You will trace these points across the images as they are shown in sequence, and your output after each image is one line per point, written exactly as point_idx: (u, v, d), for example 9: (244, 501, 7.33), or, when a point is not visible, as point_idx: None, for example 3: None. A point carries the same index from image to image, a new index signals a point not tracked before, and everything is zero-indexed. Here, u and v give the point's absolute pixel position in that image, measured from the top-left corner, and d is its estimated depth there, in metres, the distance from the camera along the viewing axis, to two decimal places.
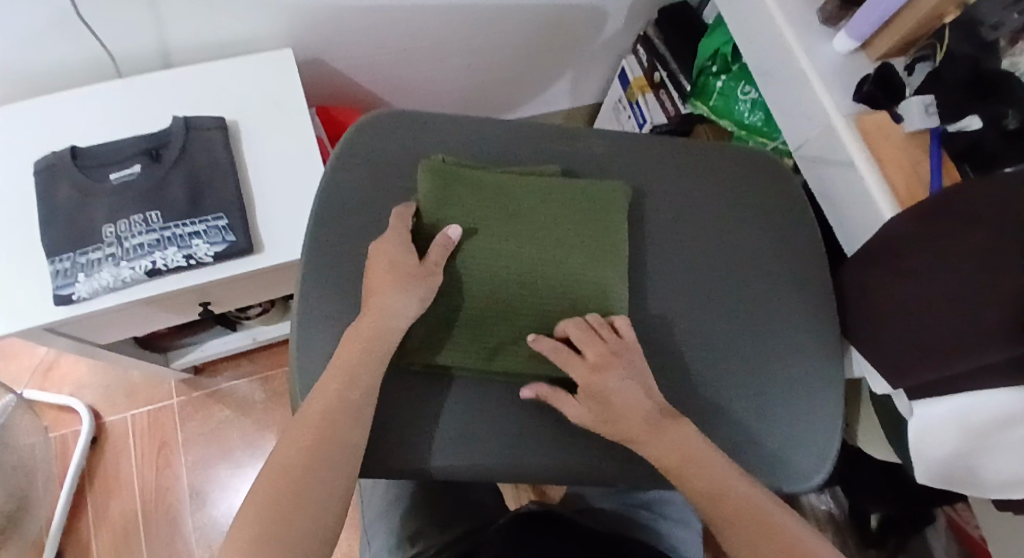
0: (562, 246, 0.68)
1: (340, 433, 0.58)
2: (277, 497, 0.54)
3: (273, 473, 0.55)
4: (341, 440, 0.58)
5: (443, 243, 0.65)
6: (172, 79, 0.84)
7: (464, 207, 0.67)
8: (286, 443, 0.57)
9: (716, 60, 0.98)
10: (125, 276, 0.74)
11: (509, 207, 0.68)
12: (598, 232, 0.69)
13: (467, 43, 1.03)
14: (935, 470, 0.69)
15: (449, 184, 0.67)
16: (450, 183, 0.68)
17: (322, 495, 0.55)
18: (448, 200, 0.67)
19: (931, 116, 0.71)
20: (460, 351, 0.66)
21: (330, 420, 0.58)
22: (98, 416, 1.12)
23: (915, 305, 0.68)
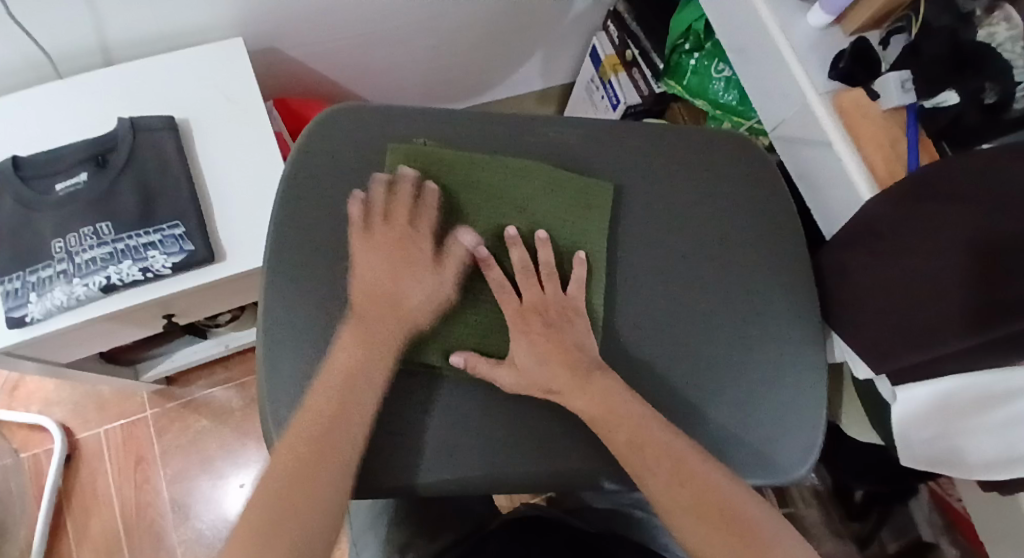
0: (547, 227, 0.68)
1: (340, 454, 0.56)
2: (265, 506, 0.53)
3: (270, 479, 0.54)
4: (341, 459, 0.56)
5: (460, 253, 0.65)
6: (117, 80, 0.80)
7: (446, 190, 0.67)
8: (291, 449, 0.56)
9: (689, 37, 0.94)
10: (79, 293, 0.70)
11: (496, 189, 0.68)
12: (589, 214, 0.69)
13: (430, 26, 1.00)
14: (920, 455, 0.67)
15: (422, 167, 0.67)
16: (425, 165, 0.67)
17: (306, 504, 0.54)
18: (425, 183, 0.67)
19: (908, 92, 0.68)
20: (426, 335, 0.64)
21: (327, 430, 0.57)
22: (70, 432, 1.09)
23: (894, 287, 0.66)
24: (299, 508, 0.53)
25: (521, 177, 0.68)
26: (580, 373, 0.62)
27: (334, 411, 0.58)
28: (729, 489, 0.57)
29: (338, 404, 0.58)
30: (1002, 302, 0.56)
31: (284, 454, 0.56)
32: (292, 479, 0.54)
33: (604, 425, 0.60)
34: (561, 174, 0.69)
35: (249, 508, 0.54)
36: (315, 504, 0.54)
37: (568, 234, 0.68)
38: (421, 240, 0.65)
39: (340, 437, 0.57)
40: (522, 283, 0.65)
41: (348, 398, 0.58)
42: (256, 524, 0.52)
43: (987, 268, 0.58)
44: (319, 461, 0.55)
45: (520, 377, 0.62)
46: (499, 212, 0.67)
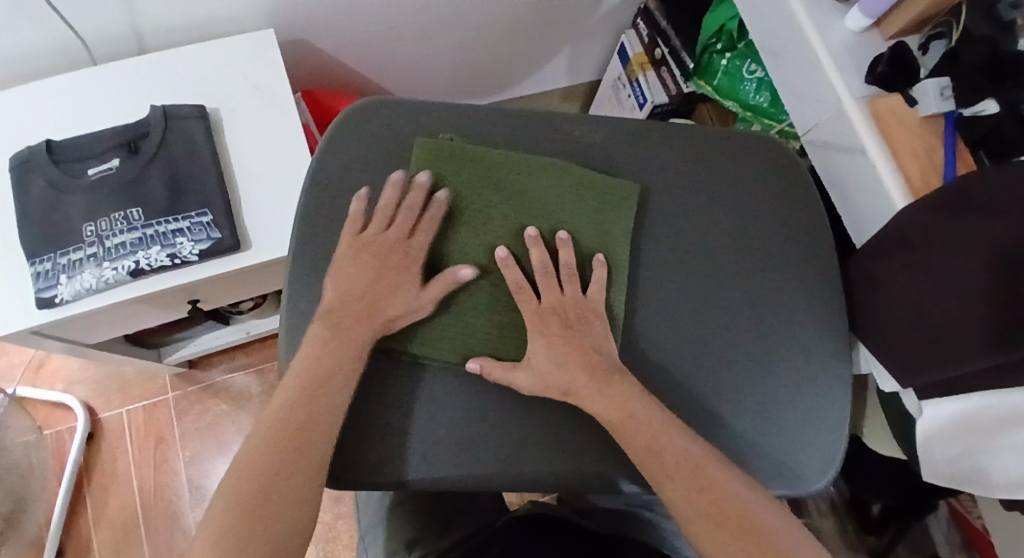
0: (571, 228, 0.68)
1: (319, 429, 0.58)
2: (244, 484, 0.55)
3: (253, 453, 0.56)
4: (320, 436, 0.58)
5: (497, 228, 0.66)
6: (149, 66, 0.80)
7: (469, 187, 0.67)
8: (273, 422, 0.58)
9: (722, 36, 0.93)
10: (108, 277, 0.71)
11: (518, 190, 0.68)
12: (614, 217, 0.69)
13: (460, 20, 0.99)
14: (944, 471, 0.66)
15: (447, 164, 0.67)
16: (448, 162, 0.67)
17: (285, 482, 0.55)
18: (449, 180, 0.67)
19: (947, 99, 0.67)
20: (430, 332, 0.64)
21: (308, 404, 0.58)
22: (92, 412, 1.11)
23: (924, 299, 0.65)
24: (274, 483, 0.55)
25: (547, 177, 0.68)
26: (602, 374, 0.62)
27: (312, 394, 0.59)
28: (747, 497, 0.56)
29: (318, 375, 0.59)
30: None
31: (264, 431, 0.57)
32: (269, 455, 0.56)
33: (624, 430, 0.60)
34: (592, 176, 0.69)
35: (228, 478, 0.56)
36: (292, 481, 0.56)
37: (593, 235, 0.68)
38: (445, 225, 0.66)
39: (317, 411, 0.58)
40: (541, 284, 0.65)
41: (330, 373, 0.60)
42: (231, 494, 0.54)
43: (1021, 284, 0.56)
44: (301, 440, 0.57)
45: (540, 378, 0.62)
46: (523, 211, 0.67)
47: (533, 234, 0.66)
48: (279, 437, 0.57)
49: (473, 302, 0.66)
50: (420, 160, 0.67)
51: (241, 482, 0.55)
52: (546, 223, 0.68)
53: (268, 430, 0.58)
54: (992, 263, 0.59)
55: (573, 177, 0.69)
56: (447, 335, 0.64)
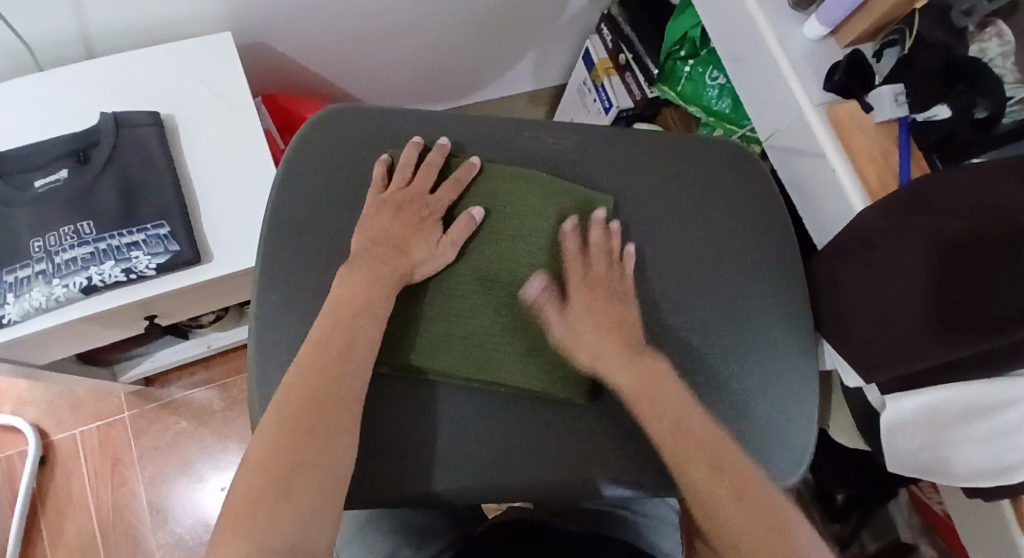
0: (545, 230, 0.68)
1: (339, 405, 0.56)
2: (261, 465, 0.52)
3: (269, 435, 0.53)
4: (344, 413, 0.56)
5: (467, 222, 0.65)
6: (100, 74, 0.77)
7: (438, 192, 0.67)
8: (293, 400, 0.55)
9: (684, 43, 0.95)
10: (59, 294, 0.68)
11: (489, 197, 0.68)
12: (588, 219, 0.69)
13: (421, 24, 0.98)
14: (906, 462, 0.69)
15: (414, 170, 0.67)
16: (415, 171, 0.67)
17: (306, 461, 0.52)
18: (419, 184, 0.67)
19: (901, 105, 0.69)
20: (416, 342, 0.63)
21: (327, 381, 0.56)
22: (44, 434, 1.06)
23: (886, 297, 0.66)
24: (294, 466, 0.52)
25: (518, 183, 0.69)
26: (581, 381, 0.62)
27: (326, 374, 0.56)
28: None
29: (337, 352, 0.57)
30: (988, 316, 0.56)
31: (278, 412, 0.55)
32: (286, 435, 0.53)
33: None
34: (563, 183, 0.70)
35: (251, 455, 0.53)
36: (316, 459, 0.53)
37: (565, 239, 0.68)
38: (430, 202, 0.66)
39: (337, 390, 0.56)
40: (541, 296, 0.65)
41: (345, 350, 0.58)
42: (256, 472, 0.52)
43: (972, 279, 0.58)
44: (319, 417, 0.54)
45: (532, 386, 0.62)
46: (495, 215, 0.67)
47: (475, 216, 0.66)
48: (296, 416, 0.54)
49: (450, 309, 0.65)
50: (387, 167, 0.67)
51: (257, 464, 0.52)
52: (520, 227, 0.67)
53: (289, 410, 0.55)
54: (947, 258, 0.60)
55: (543, 181, 0.69)
56: (425, 345, 0.63)
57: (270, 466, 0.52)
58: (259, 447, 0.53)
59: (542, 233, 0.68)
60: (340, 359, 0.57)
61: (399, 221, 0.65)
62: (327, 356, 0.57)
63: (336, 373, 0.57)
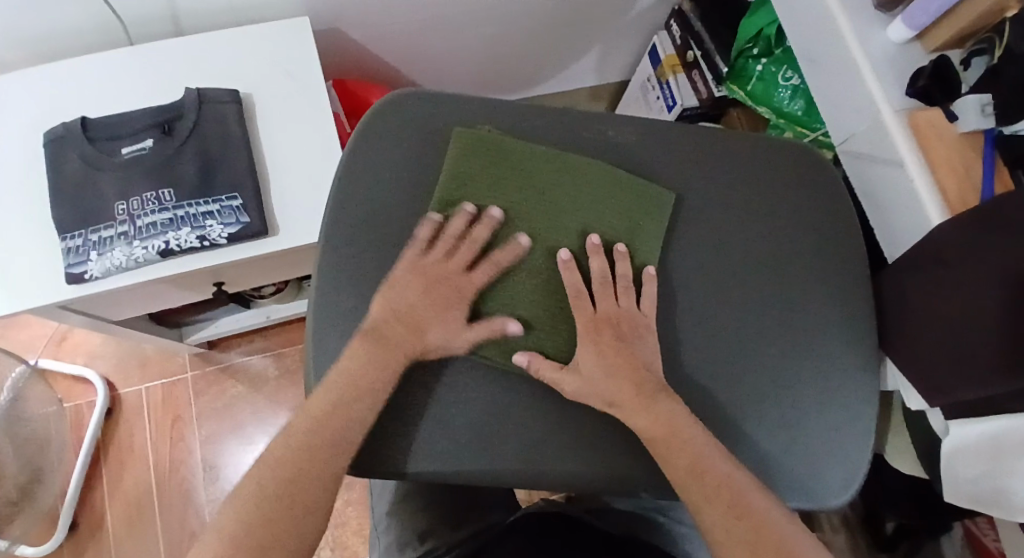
0: (601, 225, 0.68)
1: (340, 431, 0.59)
2: (265, 493, 0.56)
3: (271, 460, 0.57)
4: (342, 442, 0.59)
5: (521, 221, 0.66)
6: (186, 48, 0.81)
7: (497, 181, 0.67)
8: (298, 425, 0.58)
9: (758, 42, 0.92)
10: (138, 256, 0.71)
11: (549, 186, 0.67)
12: (645, 216, 0.68)
13: (493, 14, 0.99)
14: (964, 492, 0.66)
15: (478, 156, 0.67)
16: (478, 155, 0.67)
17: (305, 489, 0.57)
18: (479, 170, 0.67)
19: (987, 116, 0.66)
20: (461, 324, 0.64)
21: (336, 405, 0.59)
22: (111, 387, 1.12)
23: (958, 319, 0.64)
24: (298, 488, 0.57)
25: (578, 174, 0.68)
26: (631, 378, 0.62)
27: (333, 403, 0.59)
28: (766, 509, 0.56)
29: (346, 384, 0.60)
30: None
31: (287, 437, 0.58)
32: (290, 465, 0.57)
33: (665, 447, 0.60)
34: (622, 176, 0.69)
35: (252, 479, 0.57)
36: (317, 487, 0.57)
37: (620, 233, 0.68)
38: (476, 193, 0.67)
39: (339, 416, 0.59)
40: (597, 292, 0.65)
41: (361, 377, 0.60)
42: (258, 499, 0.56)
43: None
44: (320, 444, 0.58)
45: (585, 384, 0.62)
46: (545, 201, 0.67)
47: (496, 217, 0.65)
48: (302, 446, 0.58)
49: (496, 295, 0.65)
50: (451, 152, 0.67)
51: (261, 492, 0.56)
52: (575, 219, 0.67)
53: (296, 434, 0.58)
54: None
55: (605, 175, 0.69)
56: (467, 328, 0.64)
57: (271, 492, 0.56)
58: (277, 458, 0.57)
59: (597, 228, 0.68)
60: (366, 390, 0.60)
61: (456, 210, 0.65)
62: (338, 385, 0.60)
63: (350, 393, 0.59)
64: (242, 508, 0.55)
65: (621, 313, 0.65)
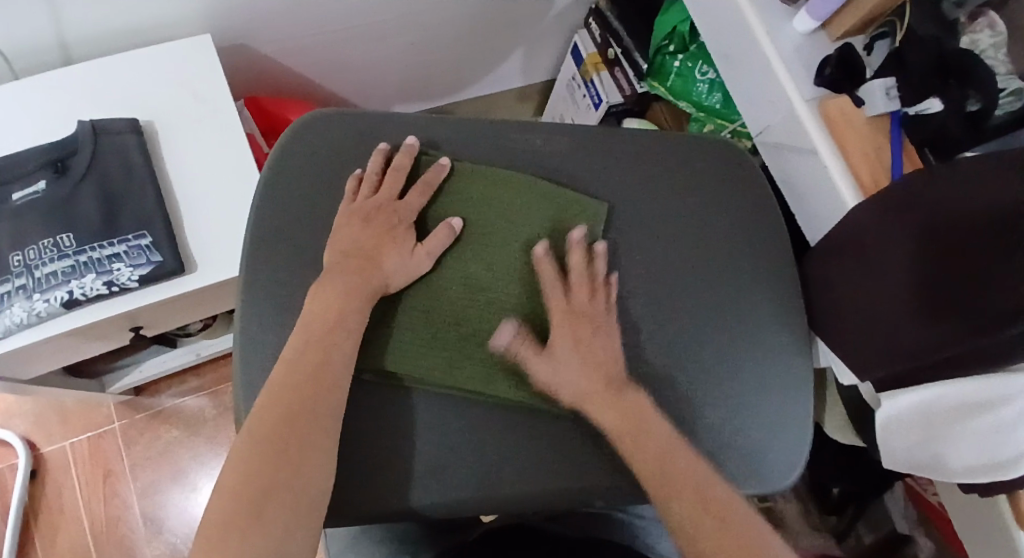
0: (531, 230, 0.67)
1: (315, 413, 0.54)
2: (239, 488, 0.50)
3: (244, 454, 0.52)
4: (322, 421, 0.55)
5: (446, 232, 0.64)
6: (77, 81, 0.76)
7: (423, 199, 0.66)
8: (269, 412, 0.54)
9: (673, 38, 0.93)
10: (40, 309, 0.67)
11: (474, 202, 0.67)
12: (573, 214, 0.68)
13: (406, 23, 0.97)
14: (902, 459, 0.68)
15: (394, 176, 0.65)
16: (397, 177, 0.65)
17: (288, 475, 0.51)
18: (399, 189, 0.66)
19: (893, 99, 0.68)
20: (403, 350, 0.62)
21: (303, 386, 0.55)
22: (33, 447, 1.05)
23: (885, 296, 0.65)
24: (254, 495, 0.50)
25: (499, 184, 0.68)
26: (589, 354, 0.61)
27: (297, 386, 0.55)
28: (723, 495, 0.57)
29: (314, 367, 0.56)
30: (990, 312, 0.55)
31: (255, 427, 0.53)
32: (272, 453, 0.52)
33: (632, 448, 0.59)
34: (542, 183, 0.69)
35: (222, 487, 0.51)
36: (300, 473, 0.52)
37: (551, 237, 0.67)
38: (398, 208, 0.65)
39: (310, 399, 0.55)
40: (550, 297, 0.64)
41: (322, 359, 0.57)
42: (234, 499, 0.49)
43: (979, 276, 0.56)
44: (297, 427, 0.53)
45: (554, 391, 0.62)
46: (475, 214, 0.67)
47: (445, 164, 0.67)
48: (272, 433, 0.53)
49: (435, 315, 0.64)
50: (364, 174, 0.65)
51: (235, 486, 0.50)
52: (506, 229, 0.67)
53: (267, 422, 0.53)
54: (954, 253, 0.58)
55: (527, 182, 0.68)
56: (408, 354, 0.62)
57: (250, 483, 0.50)
58: (230, 471, 0.51)
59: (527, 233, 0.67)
60: (325, 371, 0.56)
61: (369, 230, 0.63)
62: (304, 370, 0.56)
63: (320, 374, 0.56)
64: (220, 510, 0.49)
65: (579, 310, 0.64)
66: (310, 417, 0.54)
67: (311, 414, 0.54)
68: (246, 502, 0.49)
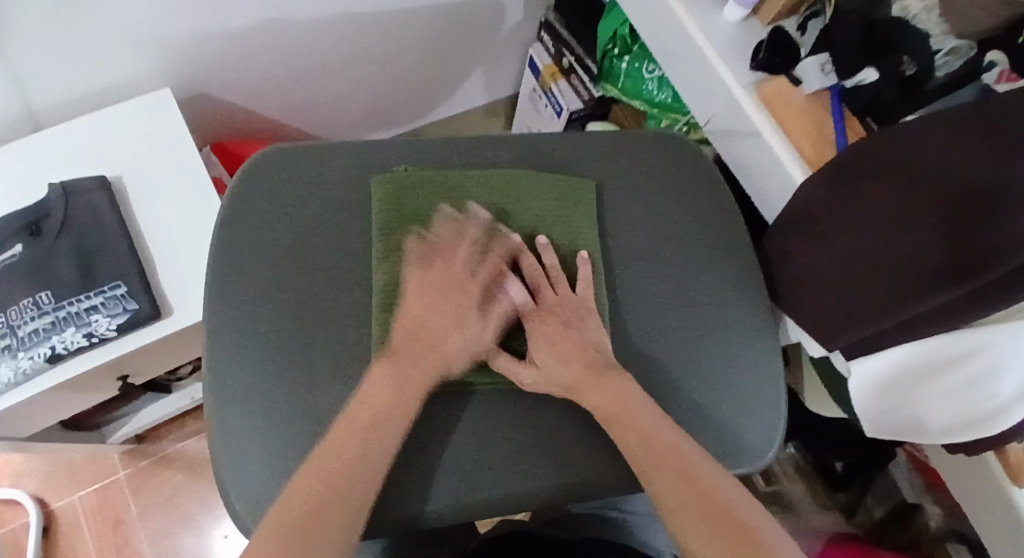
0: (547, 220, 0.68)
1: (389, 432, 0.56)
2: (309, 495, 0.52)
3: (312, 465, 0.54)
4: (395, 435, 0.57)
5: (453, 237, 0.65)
6: (47, 146, 0.79)
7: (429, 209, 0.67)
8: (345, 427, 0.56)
9: (617, 42, 0.96)
10: (25, 367, 0.69)
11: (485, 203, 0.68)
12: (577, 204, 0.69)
13: (364, 55, 1.00)
14: (880, 424, 0.68)
15: (405, 192, 0.67)
16: (400, 193, 0.67)
17: (351, 489, 0.53)
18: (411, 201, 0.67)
19: (828, 74, 0.70)
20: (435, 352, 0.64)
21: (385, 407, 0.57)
22: (44, 505, 1.07)
23: (842, 265, 0.64)
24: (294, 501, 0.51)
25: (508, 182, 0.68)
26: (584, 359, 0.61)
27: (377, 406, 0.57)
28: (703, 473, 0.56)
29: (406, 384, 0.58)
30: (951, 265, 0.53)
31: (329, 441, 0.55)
32: (338, 465, 0.54)
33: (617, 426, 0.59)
34: (545, 178, 0.69)
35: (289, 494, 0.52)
36: (360, 487, 0.54)
37: (561, 226, 0.68)
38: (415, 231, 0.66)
39: (384, 417, 0.57)
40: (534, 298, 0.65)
41: (407, 377, 0.59)
42: (302, 509, 0.51)
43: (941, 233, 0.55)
44: (374, 442, 0.55)
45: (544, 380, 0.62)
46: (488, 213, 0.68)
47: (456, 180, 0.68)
48: (345, 446, 0.55)
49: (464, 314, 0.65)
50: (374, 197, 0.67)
51: (303, 492, 0.52)
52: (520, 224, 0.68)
53: (347, 437, 0.55)
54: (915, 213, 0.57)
55: (531, 176, 0.69)
56: None
57: (316, 493, 0.52)
58: (298, 480, 0.53)
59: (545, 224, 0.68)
60: (407, 393, 0.58)
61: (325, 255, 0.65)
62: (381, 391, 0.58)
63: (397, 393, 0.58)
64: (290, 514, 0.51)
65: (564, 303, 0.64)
66: (342, 425, 0.55)
67: (386, 428, 0.56)
68: (307, 512, 0.51)
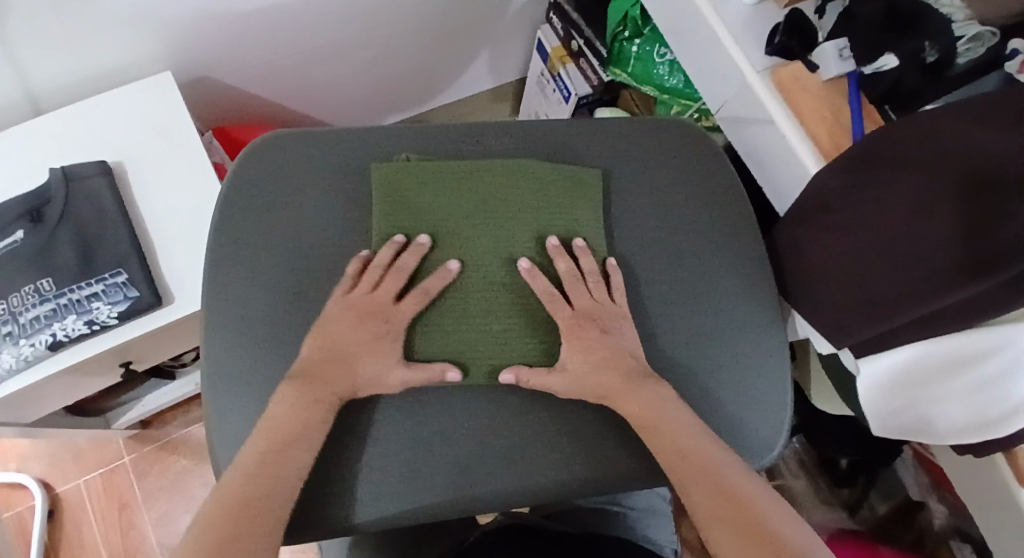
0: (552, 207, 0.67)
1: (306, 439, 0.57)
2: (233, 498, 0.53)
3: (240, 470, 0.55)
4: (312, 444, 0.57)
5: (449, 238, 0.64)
6: (47, 131, 0.78)
7: (429, 198, 0.66)
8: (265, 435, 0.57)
9: (628, 24, 0.94)
10: (26, 354, 0.69)
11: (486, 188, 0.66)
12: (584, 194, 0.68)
13: (366, 38, 0.98)
14: (892, 424, 0.66)
15: (406, 180, 0.66)
16: (401, 180, 0.66)
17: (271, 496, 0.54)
18: (415, 189, 0.66)
19: (846, 59, 0.67)
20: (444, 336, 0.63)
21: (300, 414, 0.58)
22: (50, 488, 1.08)
23: (852, 260, 0.63)
24: (281, 477, 0.55)
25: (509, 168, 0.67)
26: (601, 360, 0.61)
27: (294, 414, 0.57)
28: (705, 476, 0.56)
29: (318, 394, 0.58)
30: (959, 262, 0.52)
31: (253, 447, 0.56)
32: (262, 470, 0.55)
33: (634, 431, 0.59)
34: (546, 168, 0.67)
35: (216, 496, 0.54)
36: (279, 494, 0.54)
37: (566, 214, 0.67)
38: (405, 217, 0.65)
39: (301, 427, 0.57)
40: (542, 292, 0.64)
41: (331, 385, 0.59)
42: (220, 513, 0.52)
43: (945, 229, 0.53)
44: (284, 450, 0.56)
45: (567, 382, 0.62)
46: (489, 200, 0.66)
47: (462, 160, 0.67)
48: (268, 452, 0.55)
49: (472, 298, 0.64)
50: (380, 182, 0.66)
51: (226, 497, 0.53)
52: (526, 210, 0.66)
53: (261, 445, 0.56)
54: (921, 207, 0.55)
55: (533, 165, 0.67)
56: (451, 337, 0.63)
57: (240, 498, 0.53)
58: (225, 485, 0.54)
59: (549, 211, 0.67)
60: (323, 400, 0.58)
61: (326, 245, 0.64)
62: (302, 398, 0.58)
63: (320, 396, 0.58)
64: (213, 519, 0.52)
65: (581, 305, 0.64)
66: (307, 420, 0.57)
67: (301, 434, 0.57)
68: (230, 518, 0.52)
